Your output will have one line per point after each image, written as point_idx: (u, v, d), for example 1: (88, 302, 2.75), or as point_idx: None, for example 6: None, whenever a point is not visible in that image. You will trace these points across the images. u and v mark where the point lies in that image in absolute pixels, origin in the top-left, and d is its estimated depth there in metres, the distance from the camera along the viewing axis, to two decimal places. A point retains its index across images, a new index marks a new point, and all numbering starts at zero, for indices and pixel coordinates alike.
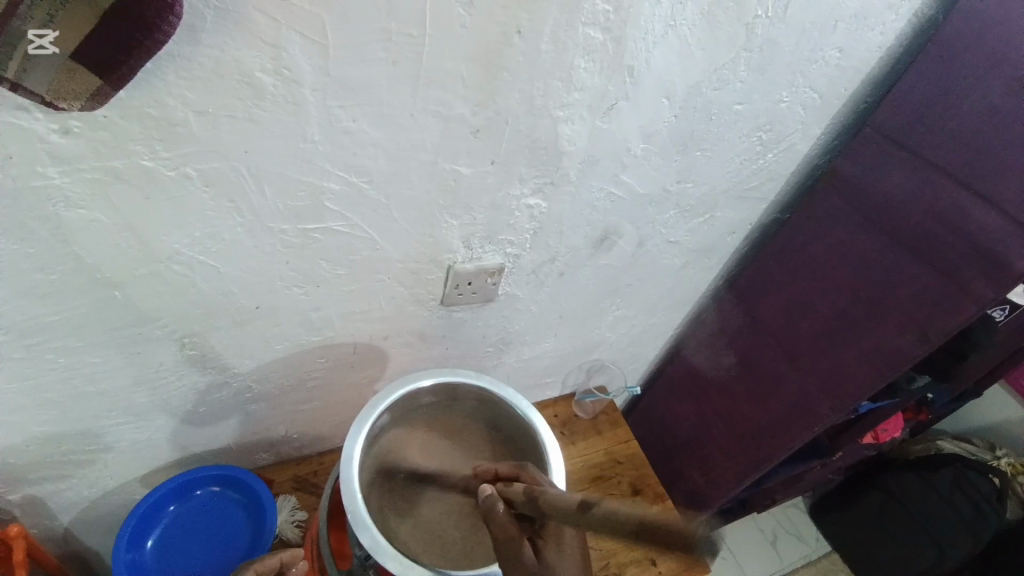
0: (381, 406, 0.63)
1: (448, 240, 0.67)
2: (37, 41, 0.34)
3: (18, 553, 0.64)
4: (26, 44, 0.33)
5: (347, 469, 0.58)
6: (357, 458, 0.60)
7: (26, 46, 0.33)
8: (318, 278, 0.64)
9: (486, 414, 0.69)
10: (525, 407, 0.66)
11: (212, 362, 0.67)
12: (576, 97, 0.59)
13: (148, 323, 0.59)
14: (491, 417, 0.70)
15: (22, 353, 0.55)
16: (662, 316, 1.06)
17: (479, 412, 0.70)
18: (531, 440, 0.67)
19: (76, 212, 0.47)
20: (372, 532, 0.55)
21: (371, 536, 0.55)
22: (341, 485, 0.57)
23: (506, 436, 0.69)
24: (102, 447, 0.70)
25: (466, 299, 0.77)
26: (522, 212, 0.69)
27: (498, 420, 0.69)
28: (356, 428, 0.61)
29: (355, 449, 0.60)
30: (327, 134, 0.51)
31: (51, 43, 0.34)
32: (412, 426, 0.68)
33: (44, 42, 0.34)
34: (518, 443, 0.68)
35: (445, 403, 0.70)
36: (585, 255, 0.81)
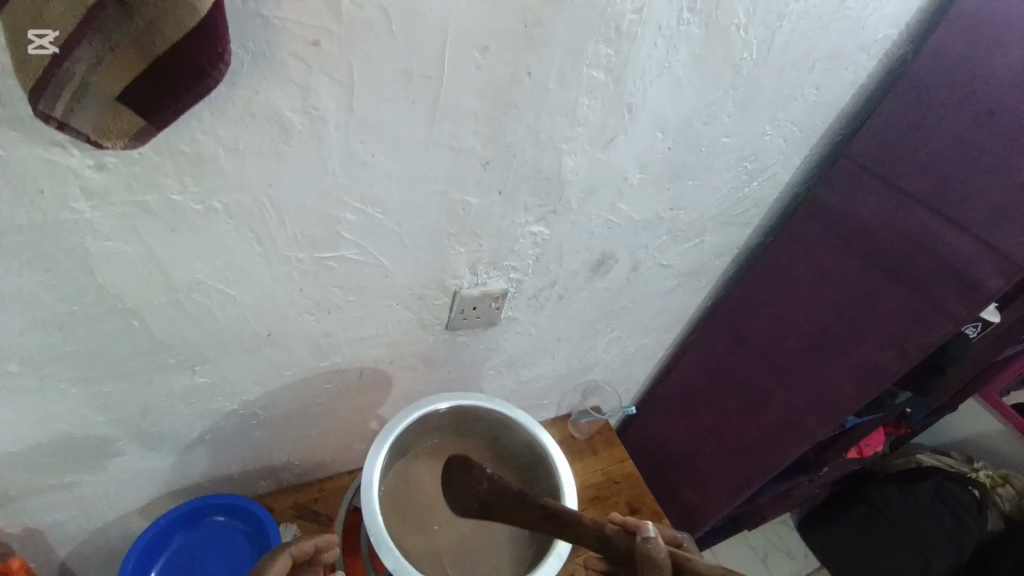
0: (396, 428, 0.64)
1: (455, 266, 0.70)
2: (38, 41, 0.33)
3: None
4: (26, 43, 0.33)
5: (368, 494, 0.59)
6: (375, 483, 0.60)
7: (27, 45, 0.33)
8: (328, 304, 0.65)
9: (494, 433, 0.70)
10: (535, 427, 0.67)
11: (220, 389, 0.68)
12: (579, 131, 0.63)
13: (161, 352, 0.59)
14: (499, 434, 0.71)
15: (34, 382, 0.55)
16: (653, 336, 1.10)
17: (488, 432, 0.71)
18: (542, 461, 0.67)
19: (103, 244, 0.48)
20: (394, 555, 0.55)
21: (394, 557, 0.55)
22: (365, 509, 0.57)
23: (520, 455, 0.70)
24: (103, 476, 0.69)
25: (471, 323, 0.79)
26: (525, 239, 0.72)
27: (508, 440, 0.70)
28: (373, 453, 0.61)
29: (373, 473, 0.60)
30: (346, 169, 0.54)
31: (52, 44, 0.33)
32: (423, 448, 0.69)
33: (45, 42, 0.33)
34: (529, 464, 0.69)
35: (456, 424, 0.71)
36: (583, 279, 0.85)
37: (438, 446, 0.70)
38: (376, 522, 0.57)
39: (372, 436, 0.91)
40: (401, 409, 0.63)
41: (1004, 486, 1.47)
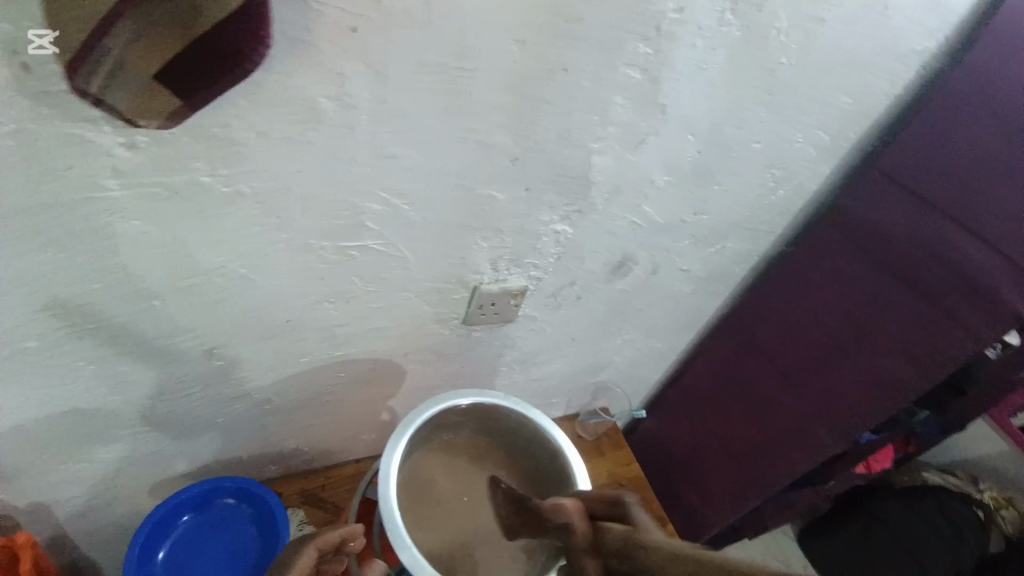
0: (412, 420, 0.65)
1: (476, 262, 0.69)
2: (37, 41, 0.36)
3: (23, 564, 0.63)
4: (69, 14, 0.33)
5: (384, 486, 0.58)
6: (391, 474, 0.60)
7: (28, 46, 0.36)
8: (348, 294, 0.65)
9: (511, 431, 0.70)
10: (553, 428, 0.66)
11: (236, 374, 0.67)
12: (610, 130, 0.61)
13: (180, 334, 0.59)
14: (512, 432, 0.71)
15: (53, 359, 0.55)
16: (667, 340, 1.09)
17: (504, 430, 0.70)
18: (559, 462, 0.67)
19: (129, 224, 0.48)
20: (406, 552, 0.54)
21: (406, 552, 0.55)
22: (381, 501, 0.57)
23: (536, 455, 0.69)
24: (115, 455, 0.70)
25: (488, 319, 0.79)
26: (547, 237, 0.71)
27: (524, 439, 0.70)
28: (392, 444, 0.61)
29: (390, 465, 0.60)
30: (375, 159, 0.53)
31: (50, 44, 0.36)
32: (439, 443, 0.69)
33: (43, 42, 0.36)
34: (545, 464, 0.69)
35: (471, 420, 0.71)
36: (600, 280, 0.84)
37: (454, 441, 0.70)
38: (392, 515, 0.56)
39: (381, 426, 0.91)
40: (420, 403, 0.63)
41: (1008, 509, 1.47)
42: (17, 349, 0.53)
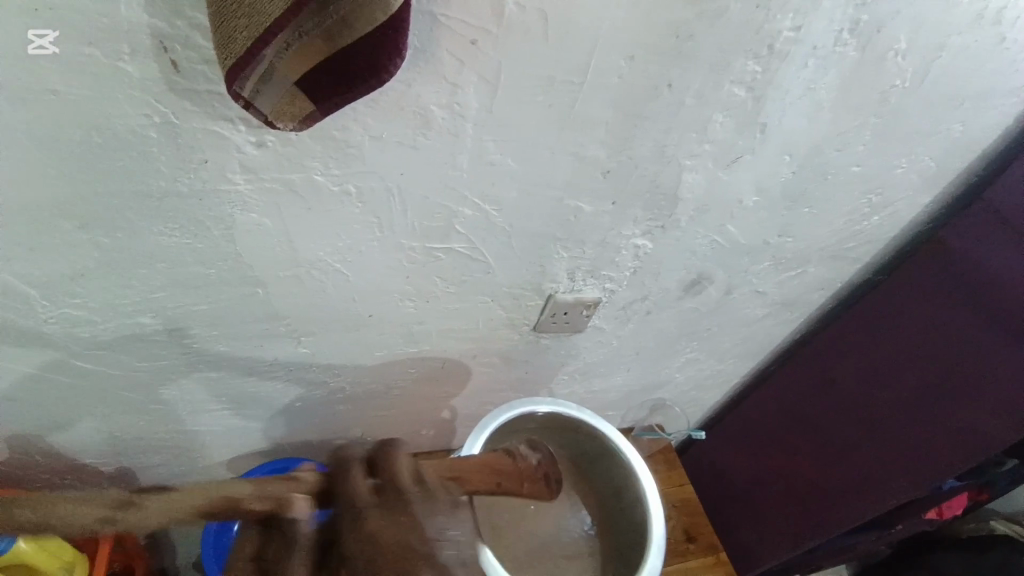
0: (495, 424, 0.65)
1: (555, 271, 0.70)
2: (37, 41, 0.37)
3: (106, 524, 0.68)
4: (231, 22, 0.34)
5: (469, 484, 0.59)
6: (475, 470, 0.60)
7: (27, 46, 0.37)
8: (430, 294, 0.67)
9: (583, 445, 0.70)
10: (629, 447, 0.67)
11: (317, 362, 0.71)
12: (705, 148, 0.61)
13: (275, 321, 0.63)
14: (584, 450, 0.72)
15: (163, 335, 0.59)
16: (732, 363, 1.06)
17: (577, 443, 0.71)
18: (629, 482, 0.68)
19: (247, 216, 0.51)
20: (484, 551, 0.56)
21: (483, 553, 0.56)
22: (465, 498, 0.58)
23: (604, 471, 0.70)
24: (202, 427, 0.74)
25: (560, 328, 0.79)
26: (627, 251, 0.71)
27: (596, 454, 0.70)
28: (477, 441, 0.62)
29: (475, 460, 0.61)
30: (474, 166, 0.54)
31: (50, 43, 0.38)
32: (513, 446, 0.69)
33: (44, 42, 0.38)
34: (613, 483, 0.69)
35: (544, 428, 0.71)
36: (674, 297, 0.83)
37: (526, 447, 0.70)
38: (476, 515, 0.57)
39: (441, 424, 0.93)
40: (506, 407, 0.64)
41: None
42: (135, 322, 0.57)
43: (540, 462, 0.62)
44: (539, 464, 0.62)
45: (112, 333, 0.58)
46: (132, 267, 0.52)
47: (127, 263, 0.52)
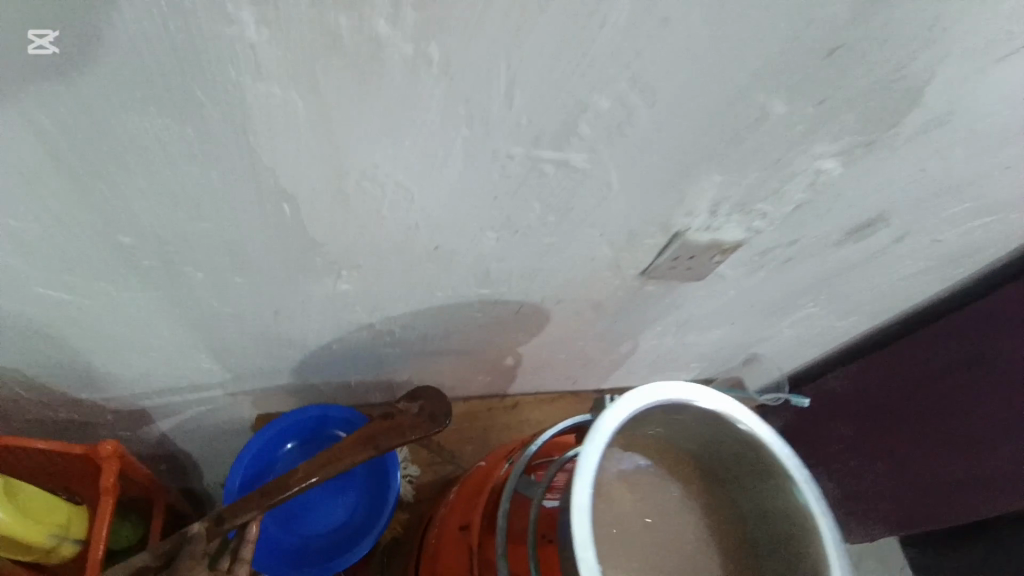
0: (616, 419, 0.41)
1: (694, 201, 0.50)
2: (38, 41, 0.27)
3: (109, 477, 0.58)
4: None
5: (575, 497, 0.39)
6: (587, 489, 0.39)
7: (26, 46, 0.27)
8: (519, 223, 0.48)
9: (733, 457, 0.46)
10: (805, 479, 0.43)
11: (363, 301, 0.54)
12: (998, 19, 0.37)
13: (308, 250, 0.45)
14: (728, 469, 0.47)
15: (154, 262, 0.42)
16: (853, 320, 0.87)
17: (721, 453, 0.47)
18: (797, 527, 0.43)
19: (264, 91, 0.31)
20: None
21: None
22: (572, 517, 0.38)
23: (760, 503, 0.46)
24: (220, 365, 0.60)
25: (675, 274, 0.60)
26: (805, 176, 0.49)
27: (750, 475, 0.46)
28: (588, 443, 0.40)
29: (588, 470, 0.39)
30: (636, 27, 0.32)
31: (54, 44, 0.27)
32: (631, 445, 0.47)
33: (45, 42, 0.27)
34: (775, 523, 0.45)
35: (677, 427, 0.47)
36: (827, 243, 0.63)
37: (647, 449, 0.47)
38: (587, 539, 0.37)
39: (502, 370, 0.78)
40: (634, 390, 0.42)
41: None
42: (115, 246, 0.40)
43: (416, 424, 0.59)
44: (421, 426, 0.59)
45: (87, 259, 0.41)
46: (96, 169, 0.34)
47: (87, 163, 0.33)
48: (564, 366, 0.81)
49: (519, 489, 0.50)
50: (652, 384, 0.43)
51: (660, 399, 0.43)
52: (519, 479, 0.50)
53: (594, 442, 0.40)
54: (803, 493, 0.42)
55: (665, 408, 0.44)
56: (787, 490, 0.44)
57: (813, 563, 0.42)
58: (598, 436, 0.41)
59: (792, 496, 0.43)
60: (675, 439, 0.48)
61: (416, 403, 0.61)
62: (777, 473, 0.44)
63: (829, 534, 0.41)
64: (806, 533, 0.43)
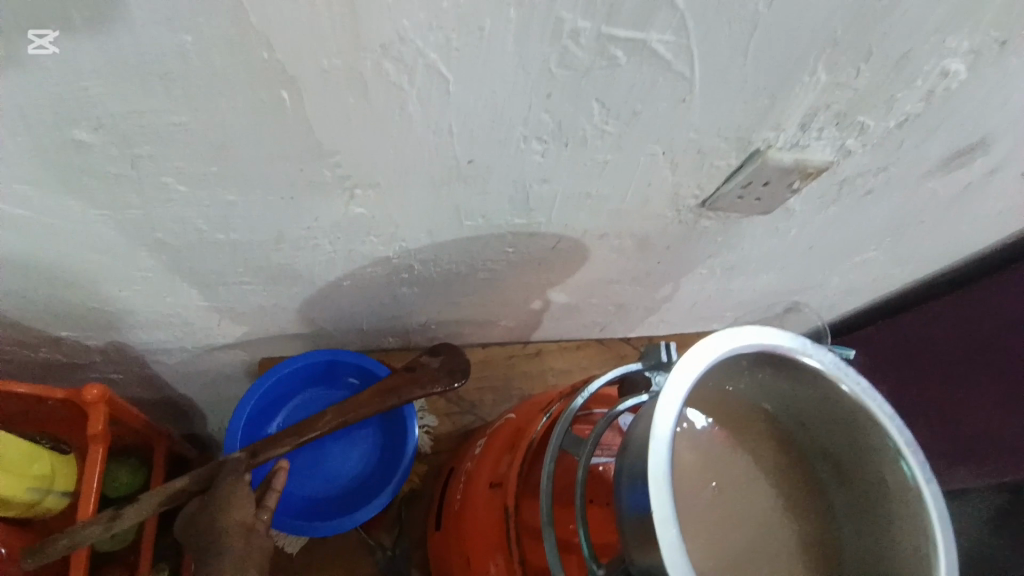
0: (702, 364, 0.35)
1: (787, 111, 0.40)
2: (38, 41, 0.26)
3: (97, 424, 0.52)
4: None
5: (649, 462, 0.33)
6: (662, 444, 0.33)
7: (24, 46, 0.26)
8: (572, 134, 0.39)
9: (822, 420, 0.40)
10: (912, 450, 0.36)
11: (378, 230, 0.46)
12: None
13: (314, 160, 0.36)
14: (812, 433, 0.41)
15: (123, 168, 0.34)
16: (911, 268, 0.79)
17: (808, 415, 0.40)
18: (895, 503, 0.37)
19: None
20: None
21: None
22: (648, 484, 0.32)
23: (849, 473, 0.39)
24: (216, 303, 0.53)
25: (741, 206, 0.51)
26: (926, 80, 0.40)
27: (839, 440, 0.40)
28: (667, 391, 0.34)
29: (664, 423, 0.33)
30: None
31: (55, 45, 0.26)
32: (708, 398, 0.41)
33: (46, 43, 0.26)
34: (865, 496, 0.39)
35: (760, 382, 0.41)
36: (918, 172, 0.53)
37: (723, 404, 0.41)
38: (665, 512, 0.32)
39: (527, 315, 0.71)
40: (714, 336, 0.36)
41: None
42: (72, 143, 0.32)
43: (434, 379, 0.60)
44: (440, 381, 0.60)
45: (37, 160, 0.33)
46: (29, 19, 0.25)
47: (12, 13, 0.24)
48: (595, 313, 0.74)
49: (563, 446, 0.44)
50: (734, 329, 0.37)
51: (744, 348, 0.36)
52: (563, 436, 0.44)
53: (667, 396, 0.34)
54: (908, 461, 0.36)
55: (745, 358, 0.38)
56: (886, 456, 0.37)
57: (915, 540, 0.35)
58: (674, 390, 0.35)
59: (893, 464, 0.37)
60: (751, 395, 0.41)
61: (438, 359, 0.61)
62: (876, 439, 0.37)
63: (938, 509, 0.35)
64: (905, 504, 0.36)
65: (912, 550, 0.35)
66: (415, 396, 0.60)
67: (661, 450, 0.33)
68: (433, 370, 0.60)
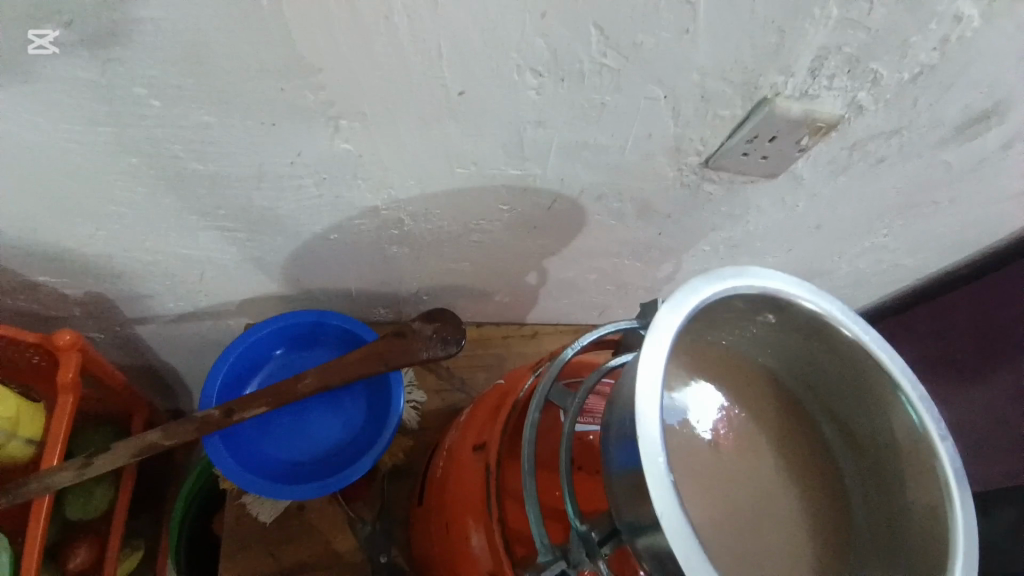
0: (700, 302, 0.33)
1: (796, 50, 0.38)
2: (37, 41, 0.30)
3: (67, 372, 0.50)
4: None
5: (638, 388, 0.31)
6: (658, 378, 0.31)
7: (26, 45, 0.30)
8: (569, 67, 0.37)
9: (824, 374, 0.38)
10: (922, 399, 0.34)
11: (366, 173, 0.44)
12: None
13: (294, 79, 0.35)
14: (815, 391, 0.39)
15: (94, 76, 0.33)
16: (923, 259, 0.76)
17: (808, 370, 0.38)
18: (903, 459, 0.35)
19: None
20: (683, 535, 0.28)
21: (675, 529, 0.28)
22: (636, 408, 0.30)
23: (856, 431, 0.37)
24: (197, 253, 0.51)
25: (746, 166, 0.49)
26: (942, 22, 0.38)
27: (843, 397, 0.37)
28: (664, 325, 0.32)
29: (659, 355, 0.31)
30: None
31: (52, 44, 0.30)
32: (700, 352, 0.38)
33: (45, 42, 0.30)
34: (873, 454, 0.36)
35: (758, 336, 0.38)
36: (933, 139, 0.51)
37: (718, 360, 0.39)
38: (656, 444, 0.29)
39: (523, 289, 0.69)
40: (710, 276, 0.33)
41: None
42: (33, 24, 0.29)
43: (425, 346, 0.57)
44: (431, 349, 0.57)
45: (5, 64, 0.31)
46: None
47: None
48: (593, 291, 0.71)
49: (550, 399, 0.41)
50: (731, 269, 0.34)
51: (741, 289, 0.34)
52: (550, 388, 0.41)
53: (658, 337, 0.31)
54: (916, 412, 0.33)
55: (744, 304, 0.35)
56: (892, 408, 0.35)
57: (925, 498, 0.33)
58: (667, 330, 0.32)
59: (901, 416, 0.34)
60: (749, 349, 0.39)
61: (431, 326, 0.58)
62: (881, 391, 0.35)
63: (949, 462, 0.32)
64: (914, 459, 0.34)
65: (926, 506, 0.33)
66: (405, 362, 0.57)
67: (654, 386, 0.31)
68: (427, 337, 0.57)
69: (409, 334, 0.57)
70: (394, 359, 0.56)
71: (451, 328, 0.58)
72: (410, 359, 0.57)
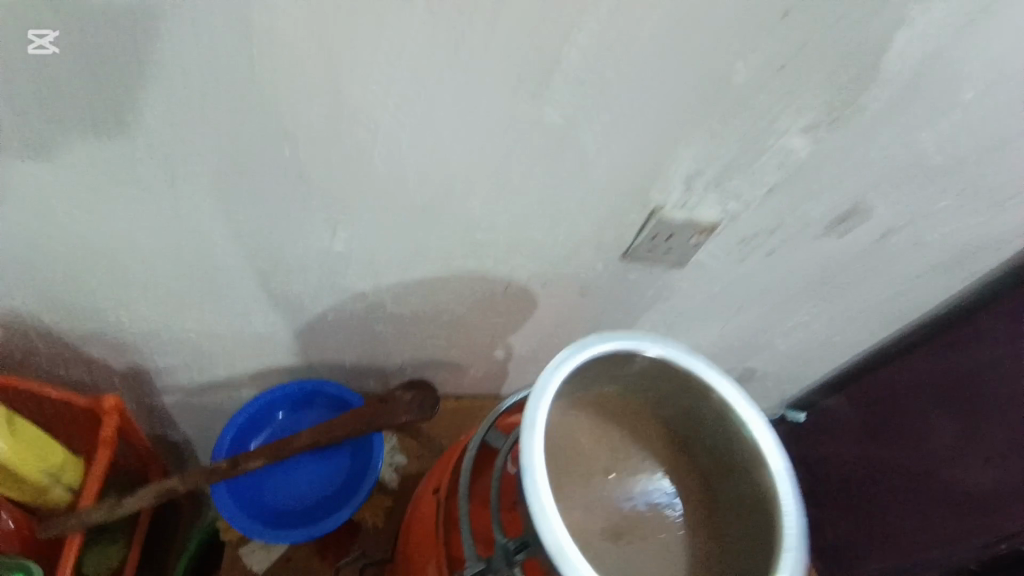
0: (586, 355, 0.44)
1: (669, 174, 0.53)
2: (38, 41, 0.36)
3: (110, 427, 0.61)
4: None
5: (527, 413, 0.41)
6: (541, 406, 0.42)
7: (29, 45, 0.36)
8: (503, 187, 0.52)
9: (703, 419, 0.48)
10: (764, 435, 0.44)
11: (357, 264, 0.58)
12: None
13: (306, 197, 0.49)
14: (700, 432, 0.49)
15: (167, 200, 0.47)
16: (850, 334, 0.87)
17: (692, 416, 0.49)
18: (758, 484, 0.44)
19: (277, 19, 0.37)
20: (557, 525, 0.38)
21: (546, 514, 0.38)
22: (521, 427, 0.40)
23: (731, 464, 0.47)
24: (221, 329, 0.64)
25: (654, 257, 0.63)
26: (777, 154, 0.53)
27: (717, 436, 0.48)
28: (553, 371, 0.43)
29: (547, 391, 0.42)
30: None
31: (51, 44, 0.36)
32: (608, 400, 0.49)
33: (45, 42, 0.36)
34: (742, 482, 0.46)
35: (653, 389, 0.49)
36: (810, 234, 0.64)
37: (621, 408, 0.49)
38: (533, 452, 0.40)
39: (494, 362, 0.79)
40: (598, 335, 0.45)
41: None
42: (33, 25, 0.35)
43: (405, 411, 0.67)
44: (408, 413, 0.67)
45: (39, 152, 0.42)
46: (129, 113, 0.40)
47: (118, 109, 0.40)
48: None
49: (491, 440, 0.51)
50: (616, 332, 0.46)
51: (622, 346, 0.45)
52: (488, 431, 0.51)
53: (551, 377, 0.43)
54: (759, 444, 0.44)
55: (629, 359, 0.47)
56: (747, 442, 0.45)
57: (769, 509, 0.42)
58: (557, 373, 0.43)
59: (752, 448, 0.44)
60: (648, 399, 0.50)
61: (410, 393, 0.69)
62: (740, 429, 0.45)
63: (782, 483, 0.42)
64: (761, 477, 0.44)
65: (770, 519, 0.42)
66: (384, 424, 0.67)
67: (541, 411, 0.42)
68: (405, 404, 0.67)
69: (389, 400, 0.68)
70: (375, 421, 0.66)
71: (428, 397, 0.69)
72: (388, 421, 0.67)
